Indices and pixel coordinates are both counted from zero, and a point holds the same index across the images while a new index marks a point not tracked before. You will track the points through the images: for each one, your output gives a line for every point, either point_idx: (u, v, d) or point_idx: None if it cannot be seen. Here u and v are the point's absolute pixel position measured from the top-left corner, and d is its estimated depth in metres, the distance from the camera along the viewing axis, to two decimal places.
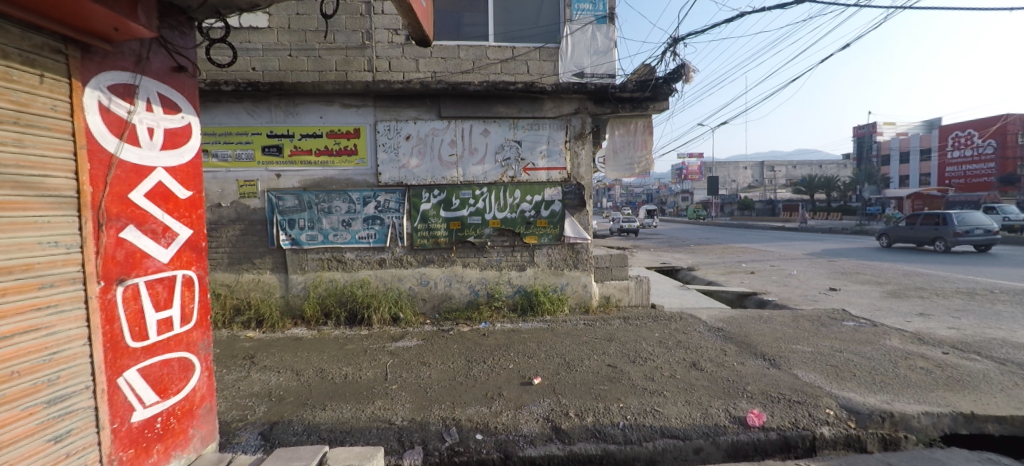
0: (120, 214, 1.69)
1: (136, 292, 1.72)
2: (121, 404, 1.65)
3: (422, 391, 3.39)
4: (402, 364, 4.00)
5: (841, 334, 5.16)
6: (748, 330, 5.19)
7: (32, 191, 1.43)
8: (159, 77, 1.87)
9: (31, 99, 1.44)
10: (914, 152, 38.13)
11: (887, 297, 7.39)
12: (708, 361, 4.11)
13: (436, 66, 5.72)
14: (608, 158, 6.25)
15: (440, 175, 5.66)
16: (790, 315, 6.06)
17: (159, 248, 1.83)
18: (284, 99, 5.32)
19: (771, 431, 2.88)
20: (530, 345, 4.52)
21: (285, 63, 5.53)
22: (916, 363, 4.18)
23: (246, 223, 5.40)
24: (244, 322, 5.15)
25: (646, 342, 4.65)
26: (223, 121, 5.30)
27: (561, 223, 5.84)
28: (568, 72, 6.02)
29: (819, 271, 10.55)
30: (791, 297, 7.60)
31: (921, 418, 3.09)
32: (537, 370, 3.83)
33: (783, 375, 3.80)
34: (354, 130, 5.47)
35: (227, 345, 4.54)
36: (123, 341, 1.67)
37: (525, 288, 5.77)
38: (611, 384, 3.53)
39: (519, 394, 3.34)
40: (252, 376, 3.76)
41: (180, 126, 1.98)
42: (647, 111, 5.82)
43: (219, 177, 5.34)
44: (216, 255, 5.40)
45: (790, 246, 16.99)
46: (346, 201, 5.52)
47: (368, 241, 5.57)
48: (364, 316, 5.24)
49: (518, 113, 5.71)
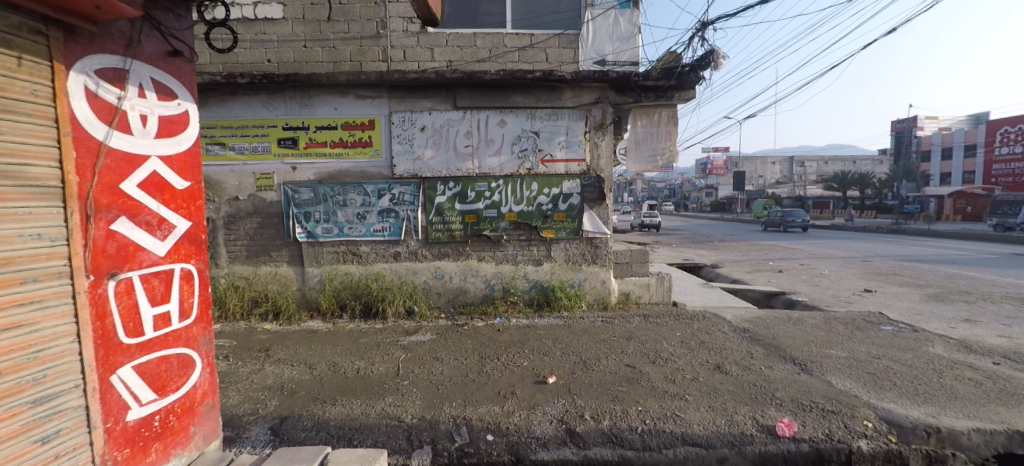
0: (111, 205, 1.64)
1: (129, 286, 1.67)
2: (115, 403, 1.61)
3: (434, 388, 3.32)
4: (414, 359, 3.94)
5: (879, 339, 4.83)
6: (776, 332, 4.93)
7: (11, 180, 1.38)
8: (151, 61, 1.84)
9: (8, 82, 1.39)
10: (958, 146, 35.95)
11: (929, 300, 6.93)
12: (732, 364, 3.89)
13: (452, 55, 5.60)
14: (630, 149, 6.02)
15: (456, 167, 5.55)
16: (822, 317, 5.73)
17: (153, 240, 1.80)
18: (299, 90, 5.32)
19: (803, 442, 2.68)
20: (545, 342, 4.39)
21: (300, 53, 5.52)
22: (963, 373, 3.86)
23: (263, 215, 5.45)
24: (262, 314, 5.21)
25: (666, 342, 4.46)
26: (240, 113, 5.33)
27: (579, 218, 5.67)
28: (589, 59, 5.79)
29: (853, 271, 10.03)
30: (823, 298, 7.22)
31: (972, 435, 2.83)
32: (552, 368, 3.70)
33: (816, 381, 3.55)
34: (369, 122, 5.42)
35: (245, 337, 4.59)
36: (116, 337, 1.62)
37: (542, 283, 5.62)
38: (629, 385, 3.37)
39: (533, 393, 3.22)
40: (266, 368, 3.78)
41: (176, 114, 1.95)
42: (672, 101, 5.57)
43: (237, 169, 5.39)
44: (234, 247, 5.46)
45: (823, 244, 16.25)
46: (361, 194, 5.49)
47: (383, 234, 5.54)
48: (379, 309, 5.21)
49: (535, 103, 5.54)
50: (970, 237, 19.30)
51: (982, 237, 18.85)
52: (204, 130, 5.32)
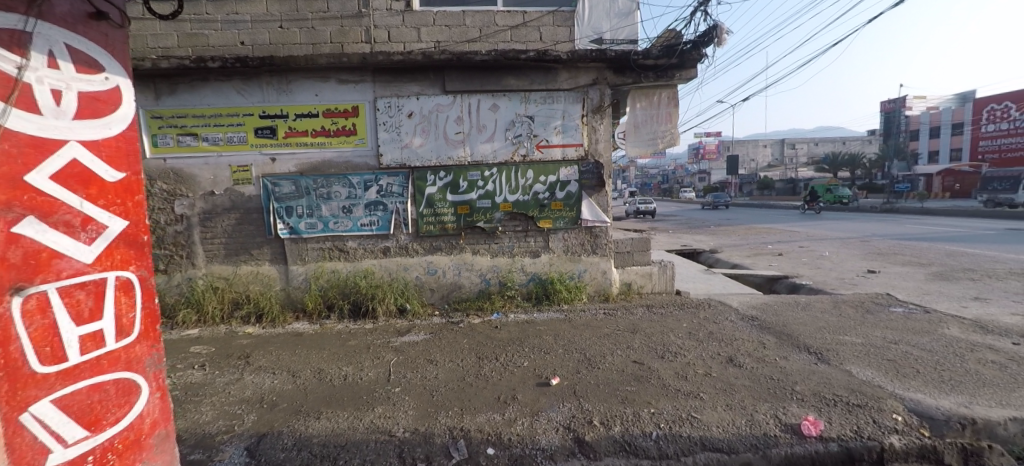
0: (13, 202, 1.33)
1: (43, 303, 1.39)
2: (30, 447, 1.35)
3: (428, 395, 3.05)
4: (406, 363, 3.67)
5: (892, 322, 4.63)
6: (786, 318, 4.72)
7: None
8: (68, 24, 1.52)
9: None
10: (947, 124, 36.08)
11: (935, 279, 6.77)
12: (746, 356, 3.66)
13: (440, 35, 5.23)
14: (628, 132, 5.73)
15: (446, 155, 5.23)
16: (830, 301, 5.53)
17: (77, 245, 1.50)
18: (276, 76, 4.95)
19: (831, 442, 2.42)
20: (546, 339, 4.14)
21: (276, 35, 5.13)
22: (986, 356, 3.63)
23: (241, 211, 5.10)
24: (243, 317, 4.87)
25: (673, 334, 4.23)
26: (212, 101, 4.95)
27: (578, 206, 5.39)
28: (586, 37, 5.48)
29: (853, 251, 9.87)
30: (827, 280, 7.04)
31: (1009, 425, 2.58)
32: (554, 368, 3.45)
33: (836, 372, 3.32)
34: (352, 109, 5.06)
35: (224, 343, 4.29)
36: (27, 366, 1.34)
37: (540, 276, 5.35)
38: (639, 385, 3.12)
39: (535, 397, 2.97)
40: (245, 378, 3.50)
41: (103, 91, 1.65)
42: (673, 81, 5.27)
43: (211, 162, 5.02)
44: (212, 245, 5.12)
45: (818, 225, 16.18)
46: (346, 186, 5.15)
47: (371, 228, 5.23)
48: (368, 308, 4.90)
49: (529, 85, 5.20)
50: (962, 213, 19.40)
51: (975, 213, 18.87)
52: (174, 119, 4.93)
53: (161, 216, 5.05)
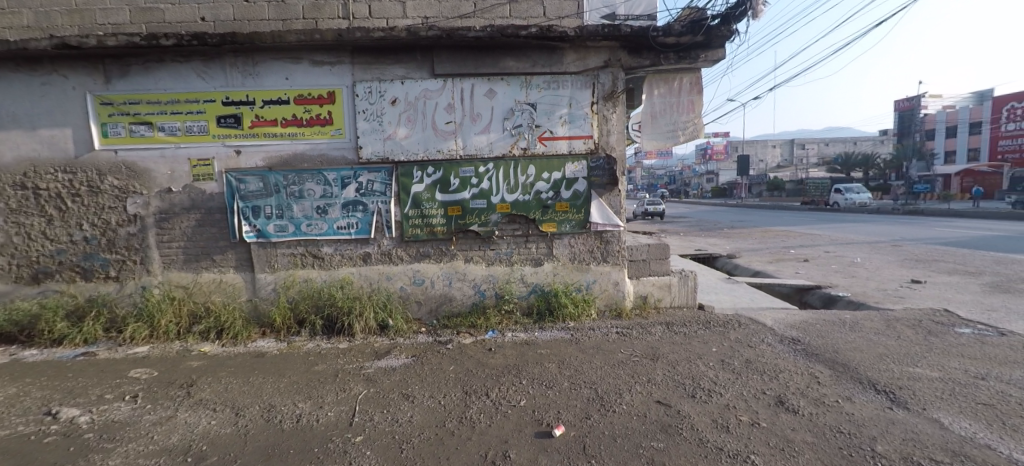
0: None
1: None
2: None
3: (395, 449, 2.32)
4: (377, 398, 2.97)
5: (965, 348, 3.90)
6: (835, 342, 4.02)
7: None
8: None
9: None
10: (967, 125, 34.90)
11: (994, 292, 5.98)
12: (798, 396, 2.97)
13: (428, 10, 4.57)
14: (645, 124, 5.05)
15: (435, 147, 4.56)
16: (880, 319, 4.79)
17: None
18: (241, 56, 4.32)
19: None
20: (549, 367, 3.45)
21: (241, 10, 4.50)
22: None
23: (202, 211, 4.45)
24: (201, 332, 4.18)
25: (702, 363, 3.53)
26: (169, 86, 4.33)
27: (586, 207, 4.71)
28: (596, 11, 4.84)
29: (887, 258, 9.07)
30: (868, 292, 6.30)
31: None
32: (558, 410, 2.76)
33: (923, 424, 2.59)
34: (328, 94, 4.42)
35: (171, 365, 3.59)
36: None
37: (542, 287, 4.67)
38: (668, 440, 2.41)
39: (533, 455, 2.26)
40: (177, 417, 2.73)
41: None
42: (697, 63, 4.57)
43: (168, 155, 4.39)
44: (168, 251, 4.46)
45: (839, 229, 15.36)
46: (320, 184, 4.51)
47: (348, 231, 4.56)
48: (344, 324, 4.20)
49: (531, 67, 4.53)
50: (992, 217, 18.45)
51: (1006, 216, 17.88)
52: (126, 106, 4.31)
53: (111, 216, 4.40)
